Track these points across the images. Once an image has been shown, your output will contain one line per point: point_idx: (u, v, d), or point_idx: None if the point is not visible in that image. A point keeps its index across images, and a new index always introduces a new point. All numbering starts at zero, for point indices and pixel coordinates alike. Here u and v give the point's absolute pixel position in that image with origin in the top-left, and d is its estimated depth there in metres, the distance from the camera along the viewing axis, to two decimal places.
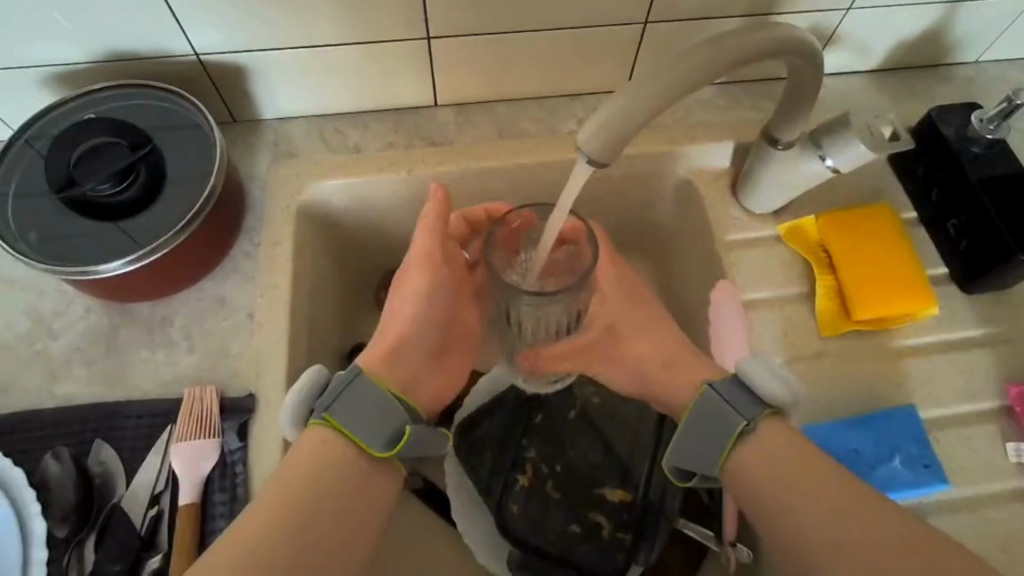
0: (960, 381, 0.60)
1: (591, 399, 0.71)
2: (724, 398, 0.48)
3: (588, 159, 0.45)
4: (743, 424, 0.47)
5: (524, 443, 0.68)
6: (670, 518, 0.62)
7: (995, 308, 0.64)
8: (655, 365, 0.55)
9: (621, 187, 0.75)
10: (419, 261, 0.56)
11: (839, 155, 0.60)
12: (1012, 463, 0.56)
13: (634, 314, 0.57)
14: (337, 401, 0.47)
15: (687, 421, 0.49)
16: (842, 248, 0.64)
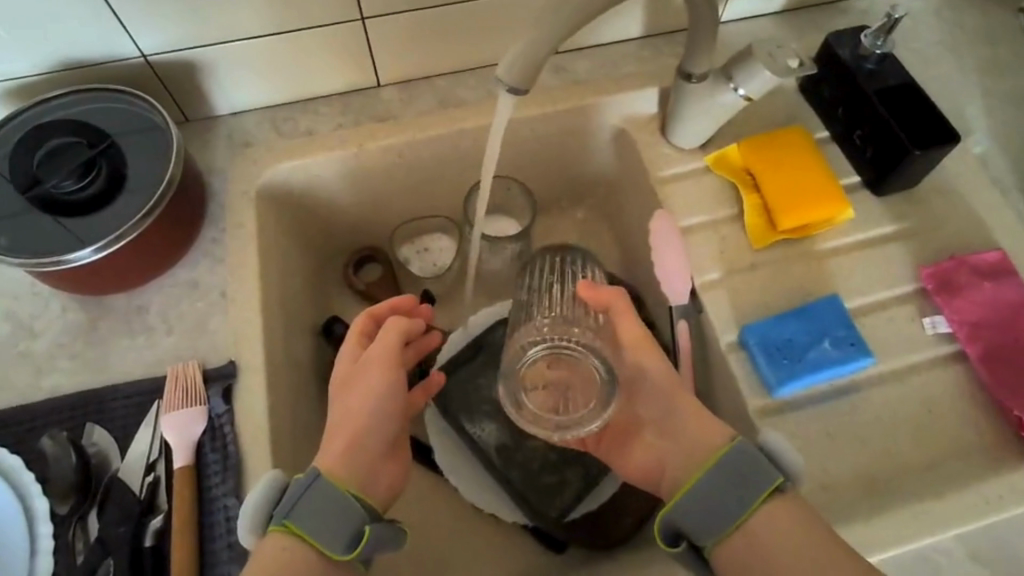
0: (880, 272, 0.66)
1: None
2: (758, 454, 0.47)
3: (509, 88, 0.52)
4: (781, 479, 0.46)
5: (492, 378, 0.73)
6: None
7: (904, 204, 0.70)
8: (686, 398, 0.54)
9: (562, 143, 0.81)
10: (374, 363, 0.57)
11: (748, 84, 0.66)
12: (930, 334, 0.62)
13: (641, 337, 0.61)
14: (299, 507, 0.49)
15: (707, 480, 0.47)
16: (762, 169, 0.70)
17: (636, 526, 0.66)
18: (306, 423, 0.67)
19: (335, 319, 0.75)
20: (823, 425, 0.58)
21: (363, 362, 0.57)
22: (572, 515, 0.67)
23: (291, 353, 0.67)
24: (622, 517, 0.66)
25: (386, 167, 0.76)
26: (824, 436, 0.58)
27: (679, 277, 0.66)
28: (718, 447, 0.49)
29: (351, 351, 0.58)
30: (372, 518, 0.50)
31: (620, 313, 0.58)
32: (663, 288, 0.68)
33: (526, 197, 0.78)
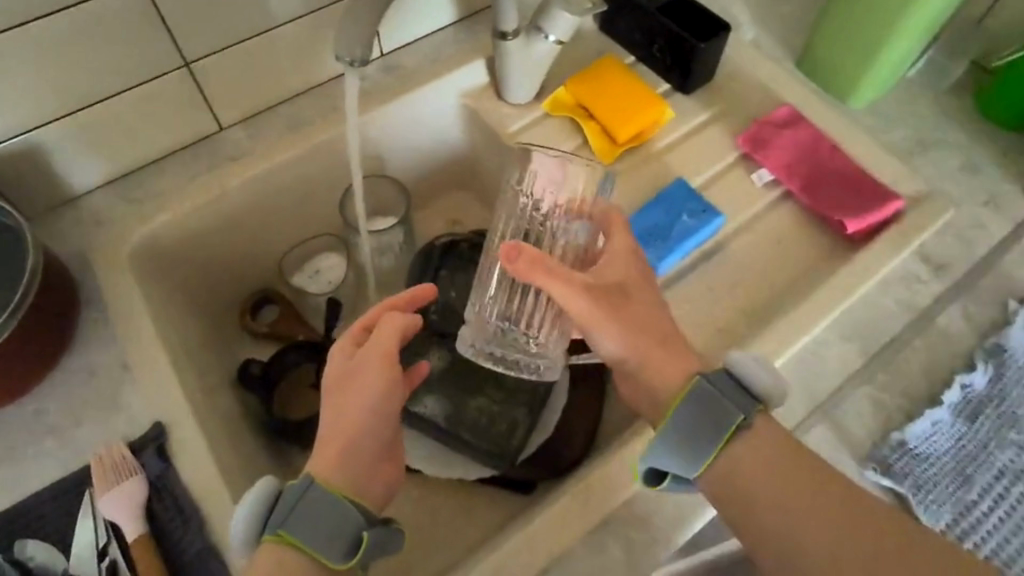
0: (708, 151, 0.77)
1: (450, 293, 0.78)
2: (715, 386, 0.50)
3: (352, 62, 0.61)
4: (741, 417, 0.49)
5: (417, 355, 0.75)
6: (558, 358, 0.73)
7: (708, 95, 0.83)
8: (654, 341, 0.53)
9: (415, 132, 0.85)
10: (374, 357, 0.53)
11: (554, 29, 0.75)
12: (760, 185, 0.75)
13: (619, 260, 0.55)
14: (292, 516, 0.47)
15: (673, 416, 0.50)
16: (590, 99, 0.80)
17: (587, 434, 0.70)
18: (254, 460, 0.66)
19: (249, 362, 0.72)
20: (706, 285, 0.69)
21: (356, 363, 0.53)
22: (526, 453, 0.69)
23: (215, 401, 0.66)
24: (574, 433, 0.70)
25: (255, 200, 0.77)
26: (706, 292, 0.68)
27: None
28: (682, 385, 0.51)
29: (345, 348, 0.55)
30: (369, 522, 0.49)
31: (551, 282, 0.51)
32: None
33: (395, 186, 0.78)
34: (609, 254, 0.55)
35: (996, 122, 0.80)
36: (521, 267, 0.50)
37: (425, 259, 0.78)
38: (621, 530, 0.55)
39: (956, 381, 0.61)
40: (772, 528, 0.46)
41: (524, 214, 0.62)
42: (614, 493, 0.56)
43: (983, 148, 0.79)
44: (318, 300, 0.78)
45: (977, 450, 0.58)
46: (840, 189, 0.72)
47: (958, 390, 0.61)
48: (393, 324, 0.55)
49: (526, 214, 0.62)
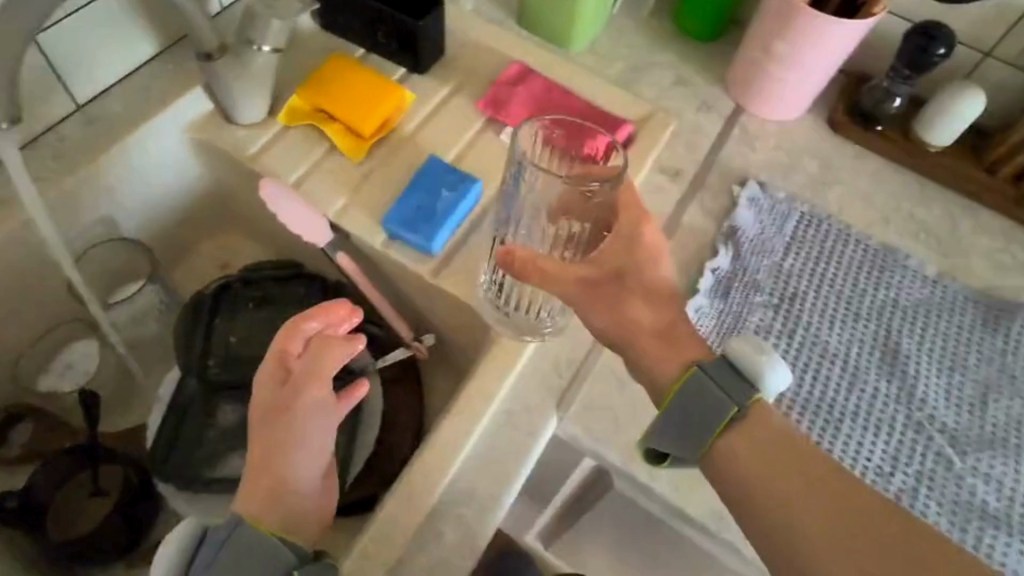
0: (454, 125, 0.79)
1: (229, 339, 0.71)
2: (718, 381, 0.50)
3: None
4: (734, 410, 0.49)
5: (209, 416, 0.67)
6: (369, 369, 0.70)
7: (442, 71, 0.84)
8: (651, 339, 0.54)
9: (148, 180, 0.76)
10: (299, 388, 0.55)
11: (265, 38, 0.71)
12: (508, 142, 0.78)
13: (623, 249, 0.55)
14: (221, 553, 0.50)
15: (677, 405, 0.50)
16: (325, 101, 0.77)
17: (416, 428, 0.71)
18: None
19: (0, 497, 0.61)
20: (481, 250, 0.70)
21: (286, 390, 0.56)
22: (352, 474, 0.67)
23: None
24: (401, 431, 0.70)
25: None
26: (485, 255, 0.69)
27: (310, 216, 0.70)
28: (681, 377, 0.51)
29: (273, 376, 0.57)
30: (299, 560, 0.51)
31: (548, 285, 0.53)
32: (303, 236, 0.70)
33: (128, 247, 0.69)
34: (615, 228, 0.56)
35: (692, 36, 0.91)
36: (516, 265, 0.52)
37: (190, 313, 0.71)
38: (454, 511, 0.56)
39: (707, 268, 0.69)
40: (758, 519, 0.48)
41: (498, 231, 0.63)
42: (436, 478, 0.56)
43: (687, 62, 0.89)
44: (69, 395, 0.68)
45: (733, 320, 0.67)
46: None
47: (710, 274, 0.69)
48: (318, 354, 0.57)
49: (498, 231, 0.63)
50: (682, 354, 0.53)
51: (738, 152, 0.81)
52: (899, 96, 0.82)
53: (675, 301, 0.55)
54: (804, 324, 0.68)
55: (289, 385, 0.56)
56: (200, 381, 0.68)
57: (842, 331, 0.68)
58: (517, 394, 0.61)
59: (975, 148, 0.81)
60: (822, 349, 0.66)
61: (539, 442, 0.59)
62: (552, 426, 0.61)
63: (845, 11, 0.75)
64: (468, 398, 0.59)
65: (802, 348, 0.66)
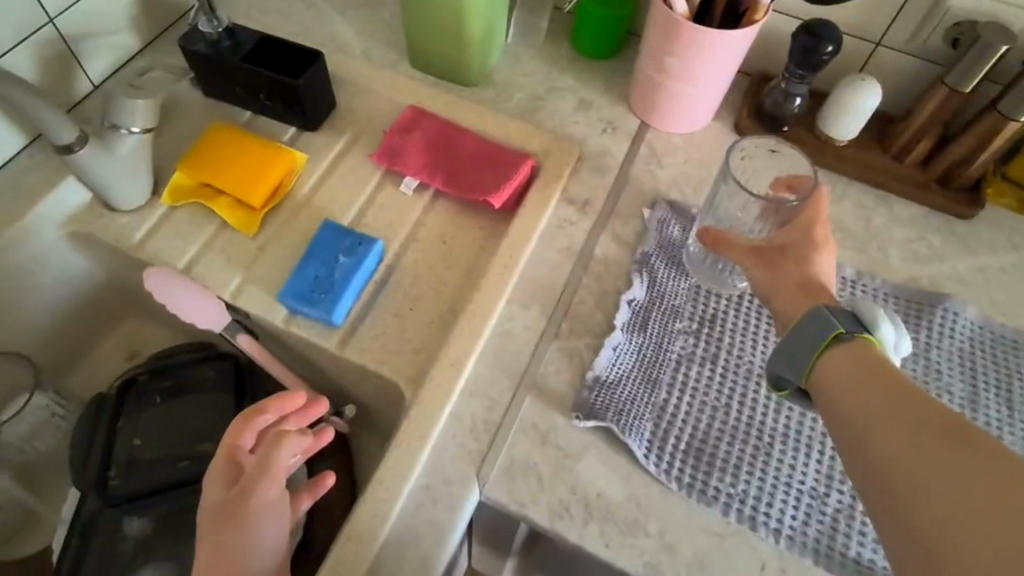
0: (351, 181, 0.76)
1: (133, 444, 0.66)
2: (835, 314, 0.47)
3: None
4: (841, 330, 0.46)
5: (116, 532, 0.63)
6: None
7: (335, 126, 0.81)
8: (796, 288, 0.52)
9: (30, 283, 0.71)
10: (247, 492, 0.50)
11: (133, 120, 0.68)
12: (409, 193, 0.75)
13: (797, 230, 0.56)
14: None
15: (790, 335, 0.48)
16: (210, 174, 0.73)
17: (345, 505, 0.68)
18: None
19: None
20: (388, 314, 0.66)
21: (235, 492, 0.50)
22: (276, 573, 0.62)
23: None
24: (328, 512, 0.67)
25: None
26: (393, 318, 0.66)
27: (201, 300, 0.66)
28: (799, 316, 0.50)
29: (223, 476, 0.51)
30: None
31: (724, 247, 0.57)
32: (196, 320, 0.66)
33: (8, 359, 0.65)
34: (797, 221, 0.57)
35: (594, 58, 0.90)
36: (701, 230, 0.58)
37: (88, 420, 0.67)
38: None
39: (622, 301, 0.66)
40: (863, 459, 0.40)
41: (664, 243, 0.71)
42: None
43: (588, 84, 0.88)
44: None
45: (654, 352, 0.63)
46: (477, 172, 0.74)
47: (626, 307, 0.66)
48: (269, 451, 0.51)
49: (668, 248, 0.71)
50: (819, 295, 0.51)
51: (647, 171, 0.79)
52: (799, 95, 0.79)
53: (829, 286, 0.52)
54: (728, 346, 0.64)
55: (240, 485, 0.51)
56: (99, 497, 0.63)
57: (767, 347, 0.64)
58: (435, 467, 0.57)
59: (879, 136, 0.81)
60: (748, 370, 0.62)
61: (461, 517, 0.55)
62: (475, 496, 0.56)
63: (726, 23, 0.72)
64: (382, 480, 0.55)
65: (728, 372, 0.62)
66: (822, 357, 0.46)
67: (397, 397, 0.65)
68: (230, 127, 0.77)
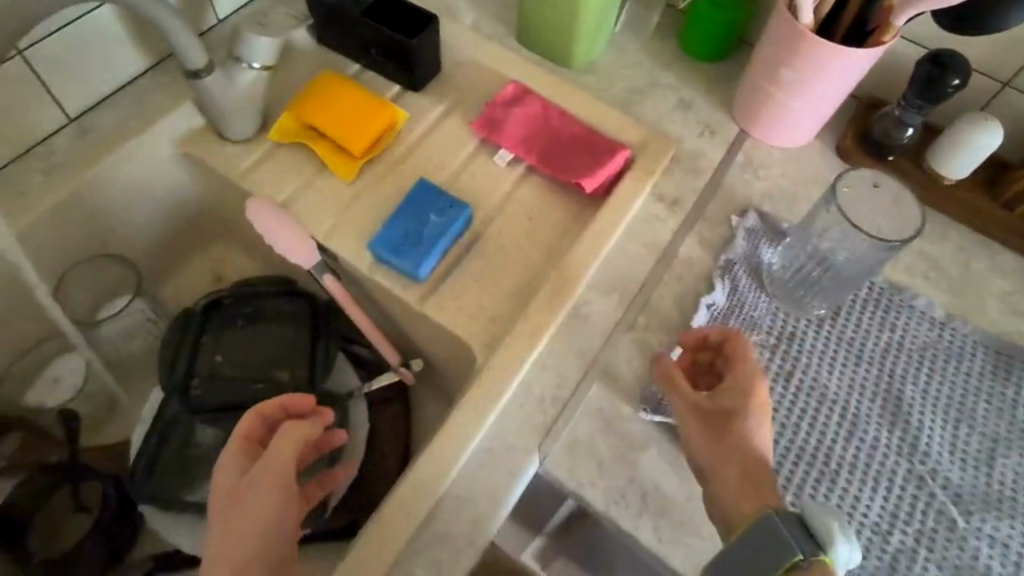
0: (447, 144, 0.77)
1: (215, 358, 0.70)
2: (787, 527, 0.45)
3: None
4: (800, 555, 0.44)
5: (189, 436, 0.66)
6: (348, 395, 0.69)
7: (438, 89, 0.82)
8: (735, 470, 0.51)
9: (137, 196, 0.75)
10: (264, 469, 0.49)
11: (255, 55, 0.71)
12: (503, 165, 0.76)
13: (746, 400, 0.53)
14: None
15: (740, 544, 0.46)
16: (316, 118, 0.75)
17: (399, 454, 0.70)
18: None
19: None
20: (468, 278, 0.68)
21: (250, 475, 0.49)
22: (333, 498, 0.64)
23: None
24: (383, 458, 0.69)
25: None
26: (471, 284, 0.67)
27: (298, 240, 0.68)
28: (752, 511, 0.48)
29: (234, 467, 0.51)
30: None
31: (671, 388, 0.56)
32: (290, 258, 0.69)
33: (117, 264, 0.72)
34: (731, 379, 0.55)
35: (701, 59, 0.88)
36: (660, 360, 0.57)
37: (177, 327, 0.71)
38: (430, 552, 0.53)
39: (702, 304, 0.65)
40: None
41: (751, 255, 0.70)
42: (409, 519, 0.54)
43: (691, 85, 0.86)
44: (49, 414, 0.66)
45: None
46: (572, 154, 0.75)
47: (705, 310, 0.65)
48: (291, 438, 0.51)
49: (755, 260, 0.69)
50: (761, 489, 0.49)
51: (742, 179, 0.77)
52: (911, 126, 0.76)
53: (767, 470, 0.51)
54: (804, 366, 0.63)
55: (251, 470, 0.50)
56: (179, 404, 0.67)
57: (843, 375, 0.63)
58: (499, 431, 0.58)
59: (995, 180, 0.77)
60: (822, 394, 0.61)
61: (519, 484, 0.56)
62: (534, 467, 0.57)
63: (852, 40, 0.70)
64: (447, 435, 0.57)
65: (801, 392, 0.61)
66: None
67: (465, 359, 0.66)
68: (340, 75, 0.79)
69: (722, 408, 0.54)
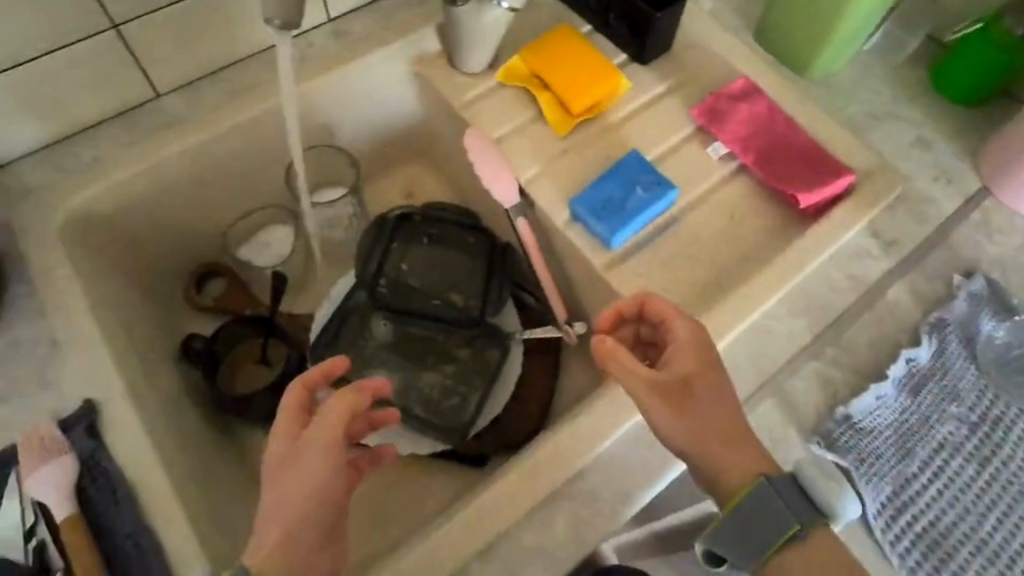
0: (663, 123, 0.76)
1: (400, 267, 0.76)
2: (783, 494, 0.48)
3: (283, 23, 0.55)
4: (795, 525, 0.48)
5: (366, 329, 0.74)
6: (510, 337, 0.73)
7: (664, 67, 0.81)
8: (715, 439, 0.50)
9: (364, 101, 0.82)
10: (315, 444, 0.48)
11: None
12: (715, 158, 0.73)
13: (694, 357, 0.52)
14: None
15: (738, 511, 0.49)
16: (545, 68, 0.77)
17: (540, 406, 0.72)
18: (198, 438, 0.65)
19: (193, 335, 0.71)
20: (655, 259, 0.67)
21: (299, 445, 0.49)
22: (479, 425, 0.69)
23: (157, 378, 0.65)
24: (526, 404, 0.71)
25: (197, 169, 0.73)
26: (658, 266, 0.67)
27: (507, 178, 0.72)
28: (744, 482, 0.49)
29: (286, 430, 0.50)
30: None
31: (627, 370, 0.51)
32: (494, 193, 0.73)
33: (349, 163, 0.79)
34: (672, 343, 0.53)
35: (949, 99, 0.79)
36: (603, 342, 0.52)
37: (375, 229, 0.76)
38: (569, 507, 0.54)
39: (902, 355, 0.60)
40: None
41: (969, 325, 0.63)
42: (561, 469, 0.55)
43: (935, 123, 0.79)
44: (264, 272, 0.77)
45: (917, 424, 0.58)
46: (794, 164, 0.70)
47: (903, 364, 0.60)
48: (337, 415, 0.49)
49: (972, 330, 0.62)
50: (743, 447, 0.50)
51: (972, 239, 0.70)
52: None
53: (743, 435, 0.51)
54: (1005, 457, 0.57)
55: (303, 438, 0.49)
56: (367, 297, 0.74)
57: None
58: None
59: None
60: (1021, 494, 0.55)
61: (671, 472, 0.56)
62: None
63: None
64: (613, 403, 0.57)
65: (994, 482, 0.56)
66: (773, 544, 0.48)
67: None
68: (573, 34, 0.80)
69: (673, 383, 0.51)
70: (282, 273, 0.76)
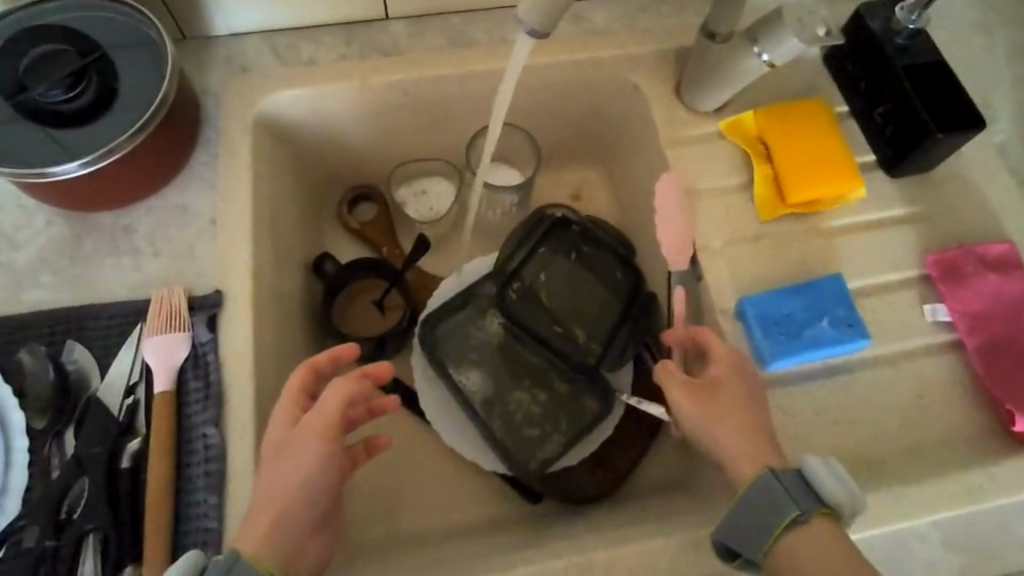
0: (886, 254, 0.64)
1: (538, 277, 0.74)
2: (783, 483, 0.46)
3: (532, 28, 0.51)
4: (795, 511, 0.44)
5: (482, 321, 0.73)
6: (617, 397, 0.69)
7: (918, 188, 0.67)
8: (742, 438, 0.49)
9: (572, 95, 0.76)
10: (312, 430, 0.47)
11: (773, 49, 0.61)
12: (928, 321, 0.61)
13: (726, 365, 0.53)
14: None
15: (738, 501, 0.46)
16: (777, 137, 0.67)
17: (612, 480, 0.68)
18: (296, 357, 0.68)
19: (325, 256, 0.74)
20: (805, 401, 0.59)
21: (296, 430, 0.48)
22: (550, 467, 0.67)
23: (281, 289, 0.67)
24: (601, 473, 0.68)
25: (391, 103, 0.72)
26: (805, 411, 0.59)
27: (682, 241, 0.65)
28: (750, 474, 0.47)
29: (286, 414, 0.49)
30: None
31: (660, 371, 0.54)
32: (663, 248, 0.66)
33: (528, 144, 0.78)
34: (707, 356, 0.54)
35: None
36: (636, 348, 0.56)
37: (529, 227, 0.74)
38: None
39: None
40: None
41: None
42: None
43: None
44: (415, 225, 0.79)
45: None
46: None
47: None
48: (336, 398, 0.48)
49: None
50: (765, 450, 0.48)
51: None
52: None
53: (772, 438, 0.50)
54: None
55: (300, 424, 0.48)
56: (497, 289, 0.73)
57: None
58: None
59: None
60: None
61: None
62: None
63: None
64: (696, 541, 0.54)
65: None
66: (773, 533, 0.45)
67: None
68: (826, 111, 0.68)
69: (706, 384, 0.52)
70: (425, 239, 0.75)
